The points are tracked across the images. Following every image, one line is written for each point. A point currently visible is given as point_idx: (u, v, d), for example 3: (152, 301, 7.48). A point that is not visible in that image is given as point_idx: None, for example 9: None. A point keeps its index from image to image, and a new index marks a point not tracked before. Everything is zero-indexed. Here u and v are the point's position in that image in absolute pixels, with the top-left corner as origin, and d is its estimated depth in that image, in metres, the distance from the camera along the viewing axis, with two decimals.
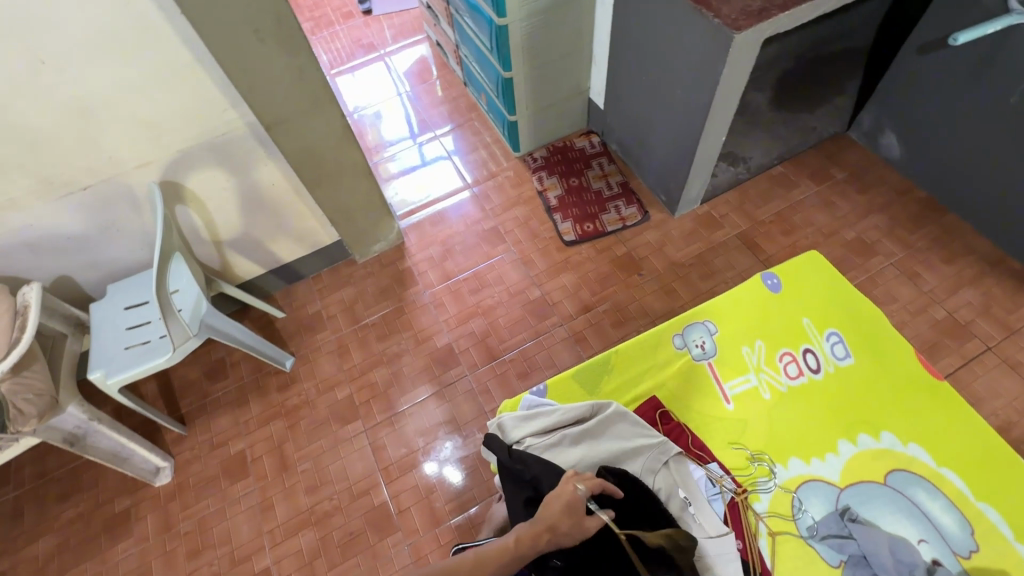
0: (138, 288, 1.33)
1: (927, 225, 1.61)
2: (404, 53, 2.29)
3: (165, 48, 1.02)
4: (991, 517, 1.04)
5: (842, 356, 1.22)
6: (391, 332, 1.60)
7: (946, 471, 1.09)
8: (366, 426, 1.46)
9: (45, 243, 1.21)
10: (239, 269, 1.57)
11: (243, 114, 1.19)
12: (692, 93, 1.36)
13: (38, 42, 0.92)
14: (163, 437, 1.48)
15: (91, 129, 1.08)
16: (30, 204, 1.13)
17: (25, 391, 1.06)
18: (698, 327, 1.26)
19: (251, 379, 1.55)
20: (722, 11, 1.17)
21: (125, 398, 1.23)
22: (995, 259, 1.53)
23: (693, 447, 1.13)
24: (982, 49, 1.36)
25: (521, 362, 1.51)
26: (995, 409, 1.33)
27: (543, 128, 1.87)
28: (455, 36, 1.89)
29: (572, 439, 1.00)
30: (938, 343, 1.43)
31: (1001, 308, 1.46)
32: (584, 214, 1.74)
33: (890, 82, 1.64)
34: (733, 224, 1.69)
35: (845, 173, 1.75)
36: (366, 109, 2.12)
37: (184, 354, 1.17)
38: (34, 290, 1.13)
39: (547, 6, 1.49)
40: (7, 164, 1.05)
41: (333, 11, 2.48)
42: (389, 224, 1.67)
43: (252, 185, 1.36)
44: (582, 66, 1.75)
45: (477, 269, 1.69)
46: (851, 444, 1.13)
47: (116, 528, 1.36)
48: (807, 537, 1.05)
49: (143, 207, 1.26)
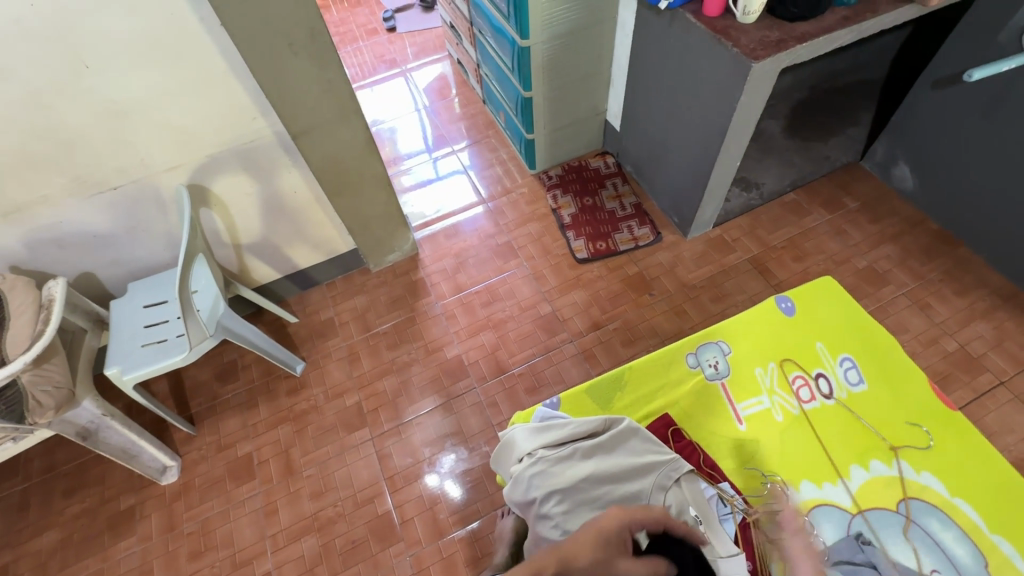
0: (158, 287, 1.35)
1: (939, 257, 1.62)
2: (425, 70, 2.35)
3: (202, 57, 1.06)
4: (1005, 550, 1.02)
5: (855, 382, 1.22)
6: (401, 341, 1.61)
7: (960, 501, 1.07)
8: (373, 434, 1.46)
9: (72, 240, 1.24)
10: (256, 273, 1.59)
11: (272, 122, 1.23)
12: (708, 118, 1.39)
13: (82, 46, 0.96)
14: (171, 436, 1.49)
15: (125, 131, 1.11)
16: (60, 201, 1.16)
17: (43, 383, 1.09)
18: (712, 346, 1.26)
19: (262, 382, 1.56)
20: (740, 40, 1.21)
21: (139, 395, 1.24)
22: (1007, 293, 1.53)
23: (705, 466, 1.12)
24: (995, 85, 1.38)
25: (530, 377, 1.52)
26: (1007, 444, 1.31)
27: (560, 147, 1.91)
28: (477, 56, 1.95)
29: (582, 450, 0.97)
30: (949, 375, 1.42)
31: (1013, 343, 1.45)
32: (597, 233, 1.76)
33: (904, 115, 1.66)
34: (744, 248, 1.70)
35: (857, 203, 1.76)
36: (386, 123, 2.17)
37: (199, 354, 1.19)
38: (59, 286, 1.15)
39: (569, 30, 1.53)
40: (42, 161, 1.08)
41: (358, 28, 2.56)
42: (404, 235, 1.70)
43: (276, 191, 1.39)
44: (600, 89, 1.79)
45: (489, 282, 1.71)
46: (864, 470, 1.13)
47: (120, 526, 1.36)
48: (818, 562, 1.04)
49: (169, 208, 1.30)
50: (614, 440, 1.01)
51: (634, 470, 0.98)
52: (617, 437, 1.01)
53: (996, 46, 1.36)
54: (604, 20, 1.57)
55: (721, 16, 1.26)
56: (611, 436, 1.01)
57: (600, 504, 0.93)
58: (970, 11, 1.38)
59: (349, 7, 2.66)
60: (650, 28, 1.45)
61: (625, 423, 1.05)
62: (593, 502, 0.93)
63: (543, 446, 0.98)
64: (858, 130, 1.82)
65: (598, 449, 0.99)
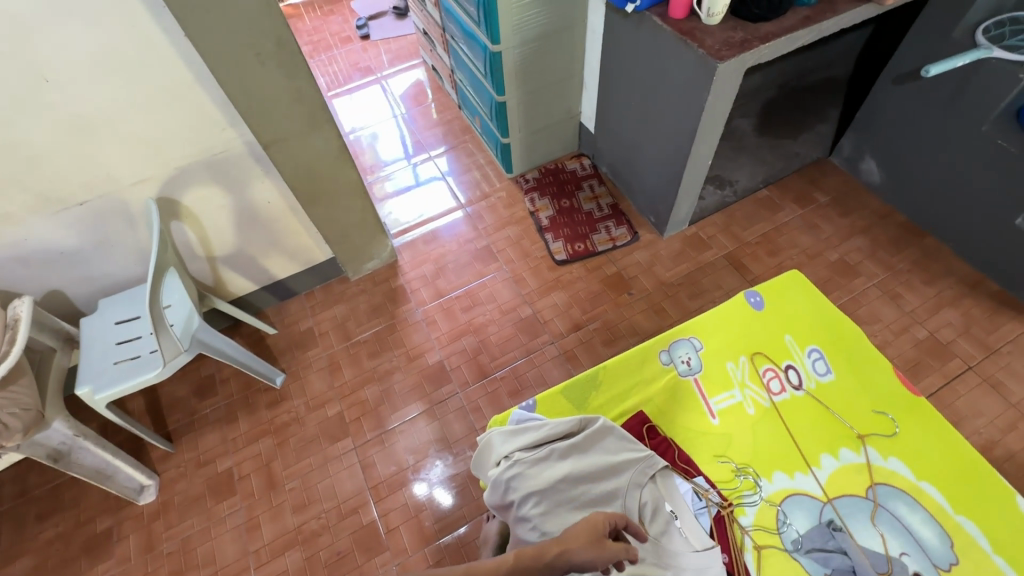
0: (129, 303, 1.33)
1: (907, 247, 1.66)
2: (401, 77, 2.35)
3: (166, 70, 1.05)
4: (970, 530, 1.05)
5: (823, 372, 1.24)
6: (382, 349, 1.60)
7: (925, 485, 1.10)
8: (356, 444, 1.45)
9: (38, 258, 1.22)
10: (231, 285, 1.57)
11: (241, 132, 1.22)
12: (679, 119, 1.41)
13: (41, 61, 0.95)
14: (149, 455, 1.46)
15: (89, 146, 1.09)
16: (24, 219, 1.13)
17: (12, 406, 1.05)
18: (684, 342, 1.27)
19: (241, 396, 1.54)
20: (706, 41, 1.23)
21: (112, 414, 1.21)
22: (973, 281, 1.58)
23: (680, 461, 1.14)
24: (953, 79, 1.43)
25: (513, 380, 1.52)
26: (977, 428, 1.35)
27: (536, 150, 1.92)
28: (450, 61, 1.95)
29: (558, 451, 0.98)
30: (920, 362, 1.46)
31: (981, 329, 1.49)
32: (575, 234, 1.77)
33: (869, 110, 1.70)
34: (720, 245, 1.72)
35: (827, 197, 1.80)
36: (362, 131, 2.16)
37: (173, 370, 1.17)
38: (24, 305, 1.12)
39: (539, 34, 1.55)
40: (3, 179, 1.06)
41: (332, 35, 2.55)
42: (382, 243, 1.69)
43: (247, 203, 1.38)
44: (574, 93, 1.81)
45: (469, 287, 1.71)
46: (833, 458, 1.15)
47: (97, 549, 1.33)
48: (792, 551, 1.05)
49: (138, 222, 1.28)
50: (590, 440, 1.02)
51: (609, 469, 1.00)
52: (593, 437, 1.02)
53: (951, 43, 1.40)
54: (574, 23, 1.58)
55: (687, 18, 1.29)
56: (587, 436, 1.02)
57: (577, 503, 0.94)
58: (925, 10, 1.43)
59: (322, 16, 2.65)
60: (618, 31, 1.47)
61: (600, 422, 1.05)
62: (570, 501, 0.94)
63: (519, 449, 0.98)
64: (826, 126, 1.89)
65: (574, 449, 0.99)
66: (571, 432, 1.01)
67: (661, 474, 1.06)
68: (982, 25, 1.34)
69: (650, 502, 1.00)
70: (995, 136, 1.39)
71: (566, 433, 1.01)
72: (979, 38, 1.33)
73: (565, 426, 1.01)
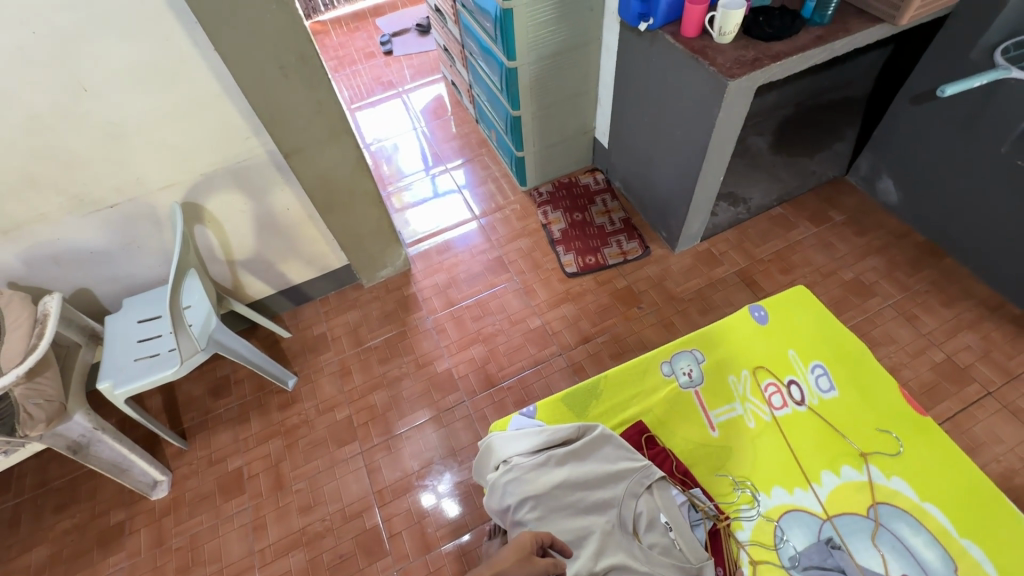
0: (151, 303, 1.38)
1: (925, 268, 1.63)
2: (421, 91, 2.41)
3: (195, 81, 1.11)
4: (976, 555, 1.01)
5: (826, 388, 1.22)
6: (393, 355, 1.63)
7: (929, 506, 1.07)
8: (363, 447, 1.47)
9: (69, 257, 1.28)
10: (249, 289, 1.62)
11: (264, 141, 1.27)
12: (690, 135, 1.42)
13: (81, 72, 1.01)
14: (163, 451, 1.50)
15: (121, 152, 1.15)
16: (58, 219, 1.19)
17: (36, 396, 1.11)
18: (686, 354, 1.27)
19: (254, 397, 1.58)
20: (717, 59, 1.25)
21: (131, 409, 1.26)
22: (994, 304, 1.54)
23: (678, 472, 1.12)
24: (971, 99, 1.41)
25: (519, 390, 1.53)
26: (997, 455, 1.31)
27: (550, 164, 1.95)
28: (469, 76, 2.00)
29: (555, 455, 0.99)
30: (937, 385, 1.42)
31: (1001, 353, 1.46)
32: (586, 247, 1.79)
33: (886, 130, 1.69)
34: (732, 262, 1.72)
35: (843, 216, 1.78)
36: (382, 143, 2.22)
37: (190, 368, 1.21)
38: (54, 301, 1.18)
39: (554, 51, 1.58)
40: (40, 180, 1.12)
41: (356, 51, 2.63)
42: (396, 251, 1.72)
43: (266, 209, 1.43)
44: (589, 109, 1.84)
45: (480, 297, 1.73)
46: (835, 475, 1.12)
47: (109, 542, 1.37)
48: (788, 568, 1.03)
49: (164, 225, 1.33)
50: (586, 446, 1.02)
51: (606, 478, 1.00)
52: (591, 445, 1.03)
53: (968, 63, 1.40)
54: (589, 41, 1.62)
55: (699, 36, 1.31)
56: (585, 444, 1.02)
57: (572, 507, 0.95)
58: (943, 30, 1.42)
59: (348, 32, 2.75)
60: (633, 49, 1.50)
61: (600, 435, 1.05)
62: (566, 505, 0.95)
63: (518, 453, 1.00)
64: (842, 145, 1.91)
65: (572, 455, 1.00)
66: (569, 438, 1.02)
67: (660, 483, 1.05)
68: (1000, 46, 1.32)
69: (645, 512, 1.00)
70: (1015, 157, 1.37)
71: (564, 438, 1.02)
72: (997, 60, 1.29)
73: (565, 434, 1.01)
